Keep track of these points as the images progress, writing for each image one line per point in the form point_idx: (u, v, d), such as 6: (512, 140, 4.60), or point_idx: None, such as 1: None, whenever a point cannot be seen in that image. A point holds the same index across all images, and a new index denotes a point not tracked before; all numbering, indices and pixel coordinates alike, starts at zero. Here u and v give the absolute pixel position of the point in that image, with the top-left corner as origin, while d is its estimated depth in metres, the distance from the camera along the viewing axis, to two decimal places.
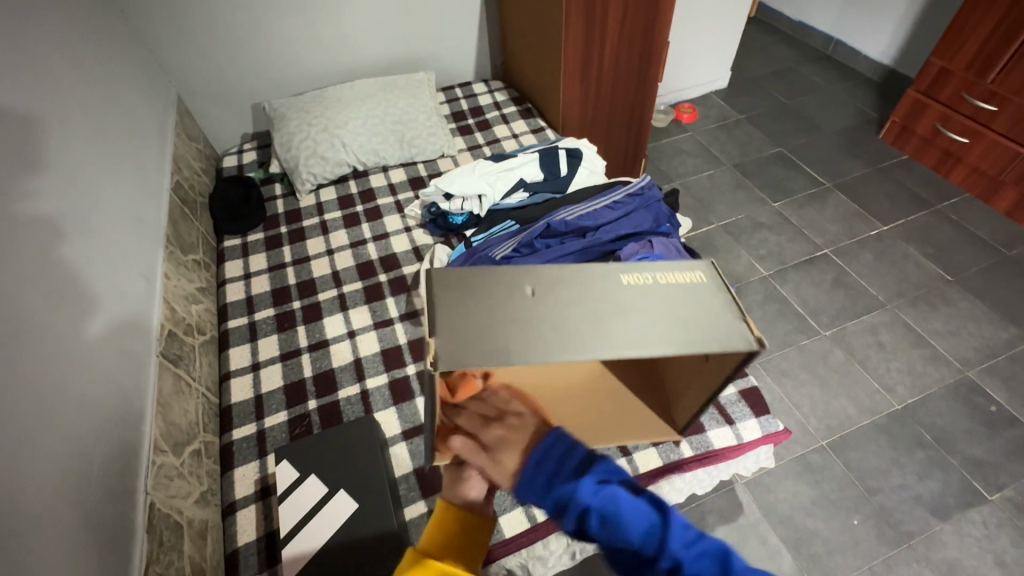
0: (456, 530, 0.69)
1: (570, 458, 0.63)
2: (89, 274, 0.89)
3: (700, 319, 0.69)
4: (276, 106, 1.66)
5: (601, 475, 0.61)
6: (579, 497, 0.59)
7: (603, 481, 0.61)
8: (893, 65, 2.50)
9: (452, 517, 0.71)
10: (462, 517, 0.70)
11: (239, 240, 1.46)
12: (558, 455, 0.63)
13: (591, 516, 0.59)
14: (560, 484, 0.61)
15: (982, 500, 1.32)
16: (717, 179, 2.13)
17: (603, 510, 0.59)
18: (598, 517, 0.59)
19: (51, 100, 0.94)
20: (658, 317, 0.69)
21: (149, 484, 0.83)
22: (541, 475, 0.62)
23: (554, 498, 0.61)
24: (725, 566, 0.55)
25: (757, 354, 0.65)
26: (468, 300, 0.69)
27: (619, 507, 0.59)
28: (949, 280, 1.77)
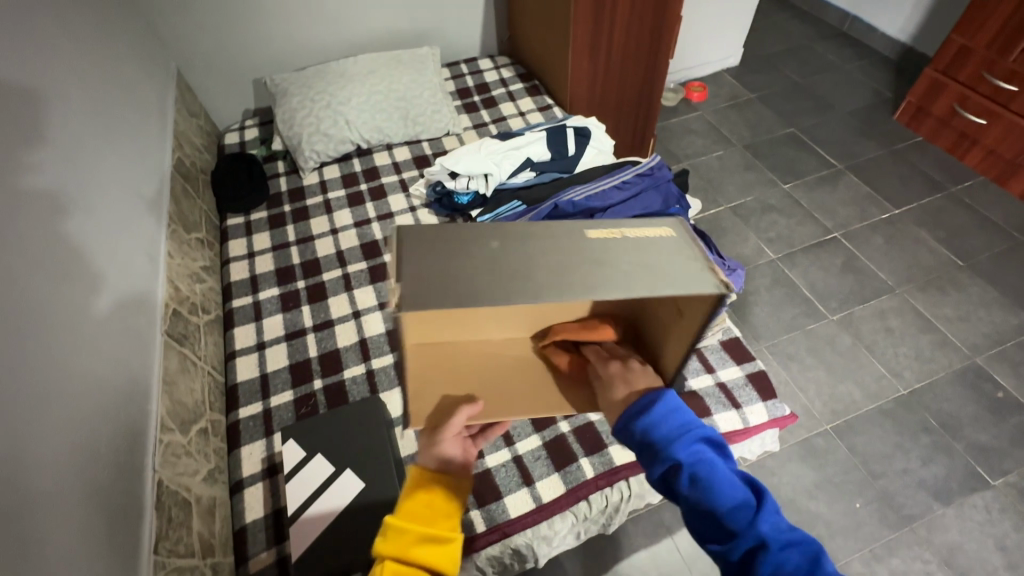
0: (437, 498, 0.68)
1: (677, 416, 0.62)
2: (94, 252, 0.88)
3: (665, 264, 0.61)
4: (278, 82, 1.62)
5: (704, 439, 0.60)
6: (676, 447, 0.59)
7: (704, 448, 0.60)
8: (911, 43, 2.43)
9: (431, 484, 0.69)
10: (439, 484, 0.69)
11: (242, 218, 1.44)
12: (663, 409, 0.62)
13: (684, 470, 0.58)
14: (661, 431, 0.61)
15: (985, 486, 1.32)
16: (727, 160, 2.09)
17: (697, 471, 0.58)
18: (689, 473, 0.58)
19: (50, 72, 0.91)
20: (618, 261, 0.61)
21: (156, 462, 0.83)
22: (642, 419, 0.62)
23: (649, 441, 0.61)
24: (819, 567, 0.51)
25: (725, 297, 0.57)
26: (421, 248, 0.62)
27: (715, 471, 0.57)
28: (961, 265, 1.74)
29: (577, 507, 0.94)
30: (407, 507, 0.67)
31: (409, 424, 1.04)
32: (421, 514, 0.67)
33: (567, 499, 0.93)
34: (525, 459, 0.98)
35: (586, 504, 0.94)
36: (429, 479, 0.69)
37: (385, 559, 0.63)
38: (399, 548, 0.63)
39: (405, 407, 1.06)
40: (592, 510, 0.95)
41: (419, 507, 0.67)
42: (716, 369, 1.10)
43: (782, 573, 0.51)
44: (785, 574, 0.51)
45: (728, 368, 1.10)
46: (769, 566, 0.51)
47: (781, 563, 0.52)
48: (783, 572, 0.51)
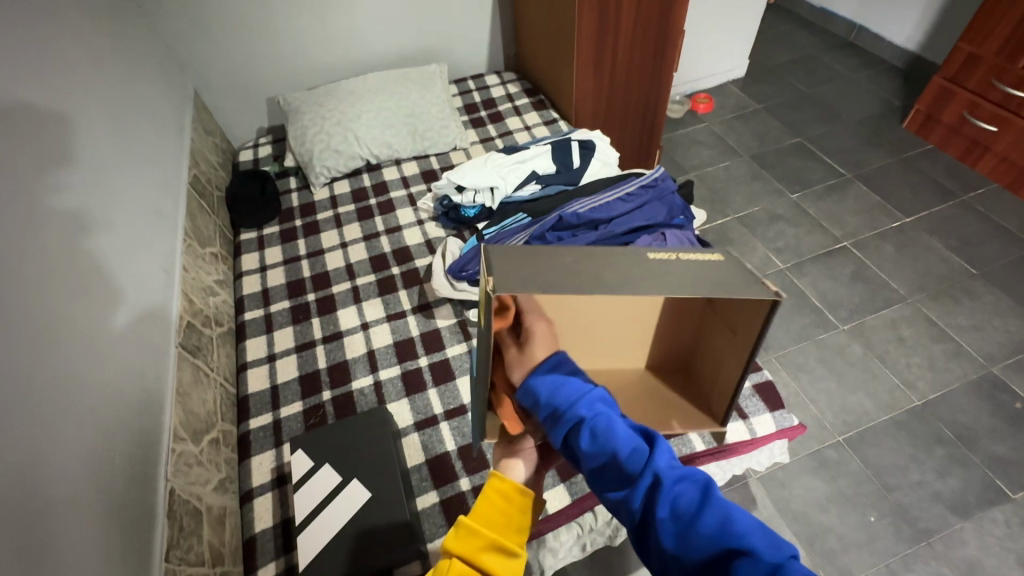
0: (513, 513, 0.65)
1: (571, 381, 0.64)
2: (113, 267, 0.91)
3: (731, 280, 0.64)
4: (291, 101, 1.67)
5: (601, 398, 0.62)
6: (574, 407, 0.60)
7: (601, 403, 0.61)
8: (918, 52, 2.43)
9: (507, 493, 0.66)
10: (516, 496, 0.66)
11: (255, 233, 1.48)
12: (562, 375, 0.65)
13: (581, 426, 0.59)
14: (558, 396, 0.62)
15: (1004, 499, 1.29)
16: (733, 170, 2.10)
17: (593, 423, 0.58)
18: (586, 428, 0.58)
19: (75, 96, 0.96)
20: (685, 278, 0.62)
21: (169, 471, 0.85)
22: (547, 386, 0.64)
23: (547, 407, 0.62)
24: (710, 492, 0.50)
25: (776, 304, 0.59)
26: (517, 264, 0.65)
27: (610, 421, 0.58)
28: (974, 273, 1.72)
29: (583, 518, 0.95)
30: (481, 510, 0.65)
31: (416, 435, 1.05)
32: (493, 524, 0.64)
33: (572, 510, 0.93)
34: None
35: (591, 515, 0.95)
36: (507, 487, 0.66)
37: (453, 557, 0.61)
38: (468, 551, 0.61)
39: (412, 418, 1.08)
40: (597, 521, 0.95)
41: (493, 516, 0.65)
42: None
43: (679, 506, 0.50)
44: (679, 506, 0.50)
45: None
46: (665, 500, 0.50)
47: (676, 497, 0.50)
48: (678, 502, 0.50)
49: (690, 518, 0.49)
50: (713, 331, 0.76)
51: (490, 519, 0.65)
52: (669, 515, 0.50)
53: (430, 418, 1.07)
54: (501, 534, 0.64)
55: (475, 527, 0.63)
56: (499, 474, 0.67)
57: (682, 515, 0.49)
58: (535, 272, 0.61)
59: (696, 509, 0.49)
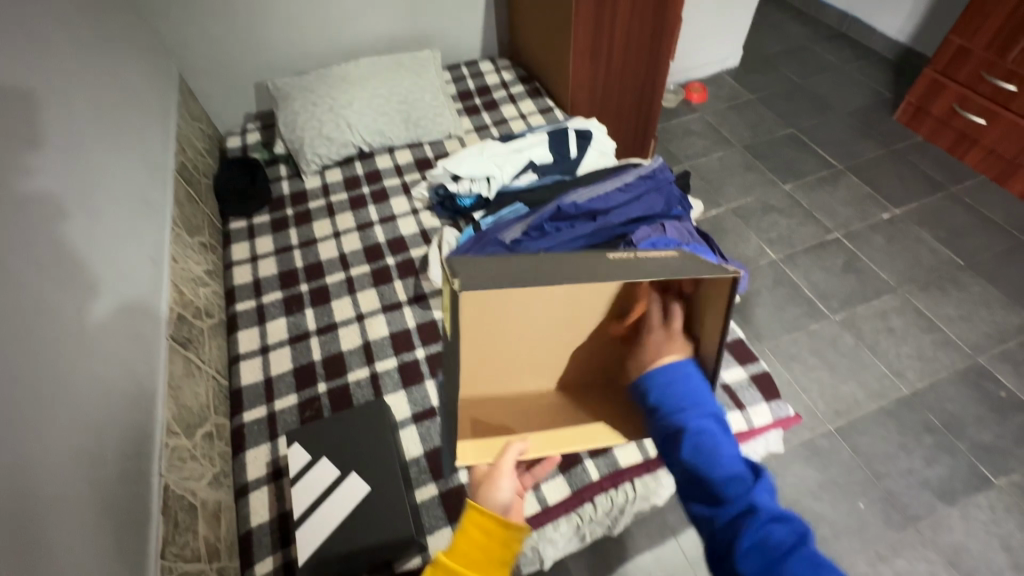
0: (491, 546, 0.62)
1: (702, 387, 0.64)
2: (99, 257, 0.88)
3: (690, 266, 0.64)
4: (279, 86, 1.62)
5: (713, 415, 0.62)
6: (683, 414, 0.61)
7: (713, 423, 0.61)
8: (909, 44, 2.44)
9: (486, 525, 0.63)
10: (496, 528, 0.63)
11: (244, 222, 1.45)
12: (678, 371, 0.64)
13: (684, 437, 0.59)
14: (670, 398, 0.63)
15: (989, 485, 1.32)
16: (727, 161, 2.10)
17: (699, 439, 0.59)
18: (689, 439, 0.59)
19: (55, 80, 0.92)
20: (644, 267, 0.62)
21: (162, 467, 0.83)
22: (661, 388, 0.64)
23: (660, 407, 0.63)
24: (803, 542, 0.52)
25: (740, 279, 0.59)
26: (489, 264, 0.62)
27: (716, 441, 0.59)
28: (962, 265, 1.75)
29: (582, 509, 0.95)
30: (458, 544, 0.63)
31: (414, 427, 1.04)
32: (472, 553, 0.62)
33: (572, 501, 0.95)
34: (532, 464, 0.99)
35: (592, 507, 0.95)
36: (485, 520, 0.63)
37: None
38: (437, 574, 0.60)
39: (409, 410, 1.06)
40: (598, 512, 0.96)
41: (468, 548, 0.62)
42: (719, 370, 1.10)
43: (767, 543, 0.52)
44: (767, 544, 0.51)
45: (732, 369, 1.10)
46: (753, 532, 0.52)
47: (766, 533, 0.52)
48: (767, 540, 0.52)
49: (776, 557, 0.51)
50: (688, 330, 0.74)
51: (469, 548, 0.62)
52: (755, 548, 0.51)
53: (429, 410, 1.06)
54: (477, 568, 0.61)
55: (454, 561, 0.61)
56: (477, 507, 0.64)
57: (770, 554, 0.51)
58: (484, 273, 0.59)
59: (785, 551, 0.51)
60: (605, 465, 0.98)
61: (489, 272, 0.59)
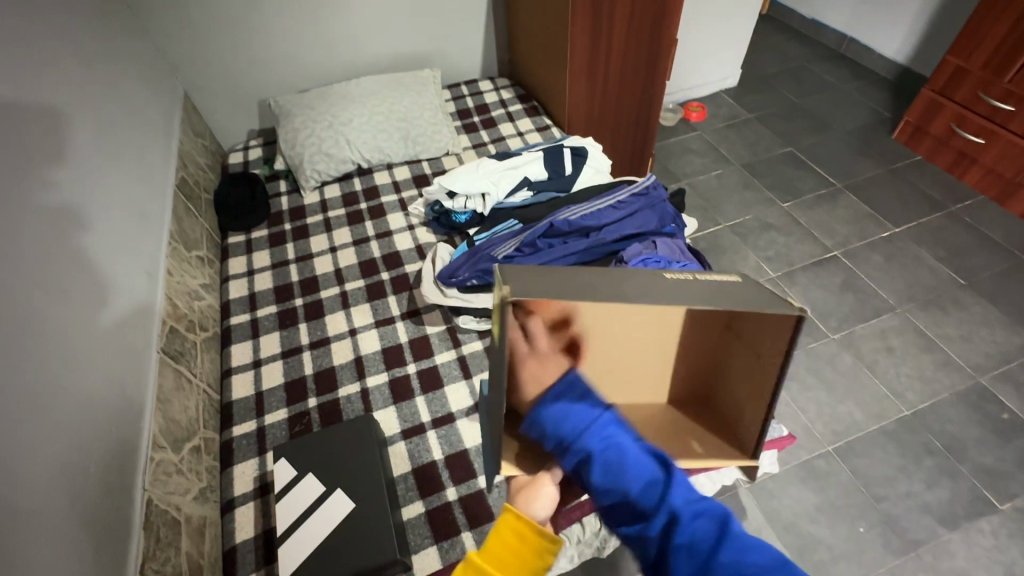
0: (527, 554, 0.59)
1: (583, 400, 0.66)
2: (93, 271, 0.89)
3: (750, 298, 0.63)
4: (281, 103, 1.65)
5: (611, 424, 0.64)
6: (580, 439, 0.62)
7: (615, 431, 0.63)
8: (907, 64, 2.46)
9: (520, 530, 0.61)
10: (531, 535, 0.60)
11: (243, 236, 1.46)
12: (564, 399, 0.66)
13: (594, 460, 0.60)
14: (565, 425, 0.64)
15: (992, 510, 1.29)
16: (725, 179, 2.11)
17: (606, 458, 0.60)
18: (595, 462, 0.60)
19: (61, 97, 0.94)
20: (703, 293, 0.62)
21: (146, 480, 0.83)
22: (555, 415, 0.65)
23: (554, 436, 0.64)
24: (726, 529, 0.54)
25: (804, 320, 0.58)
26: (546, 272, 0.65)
27: (623, 452, 0.61)
28: (962, 284, 1.73)
29: (571, 529, 0.96)
30: (490, 549, 0.60)
31: (403, 443, 1.04)
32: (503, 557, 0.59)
33: (562, 521, 0.93)
34: None
35: (579, 527, 0.96)
36: (523, 528, 0.60)
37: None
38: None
39: (399, 426, 1.06)
40: (586, 532, 0.96)
41: (505, 554, 0.59)
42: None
43: (695, 541, 0.53)
44: (697, 544, 0.53)
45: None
46: (681, 534, 0.54)
47: (693, 534, 0.54)
48: (694, 540, 0.53)
49: (706, 556, 0.52)
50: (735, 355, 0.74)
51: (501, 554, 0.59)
52: (684, 546, 0.53)
53: (418, 426, 1.06)
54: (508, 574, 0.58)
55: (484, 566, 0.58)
56: (511, 510, 0.62)
57: (698, 552, 0.53)
58: (542, 283, 0.61)
59: (712, 544, 0.53)
60: None
61: (542, 284, 0.60)
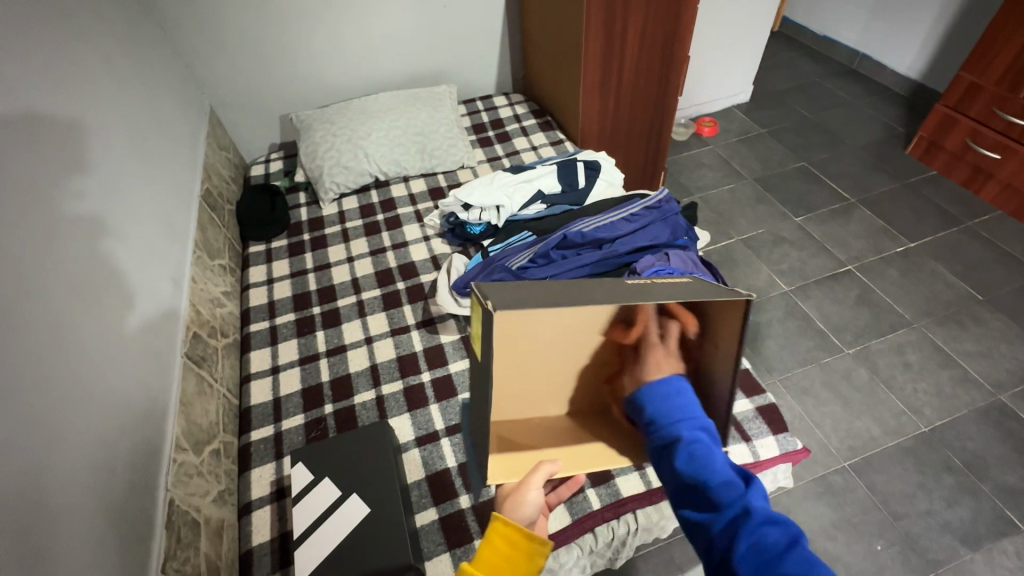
0: (514, 556, 0.62)
1: (683, 399, 0.66)
2: (124, 278, 0.93)
3: (703, 293, 0.67)
4: (303, 118, 1.71)
5: (705, 428, 0.63)
6: (673, 426, 0.63)
7: (706, 436, 0.62)
8: (920, 80, 2.46)
9: (511, 537, 0.64)
10: (523, 541, 0.63)
11: (263, 246, 1.50)
12: (669, 389, 0.66)
13: (678, 447, 0.60)
14: (662, 410, 0.65)
15: (1016, 530, 1.26)
16: (737, 193, 2.12)
17: (691, 448, 0.60)
18: (681, 448, 0.60)
19: (95, 111, 0.99)
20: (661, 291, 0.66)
21: (169, 481, 0.85)
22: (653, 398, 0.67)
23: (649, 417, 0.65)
24: (797, 545, 0.49)
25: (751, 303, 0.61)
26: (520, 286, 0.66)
27: (709, 450, 0.59)
28: (980, 299, 1.71)
29: (583, 539, 0.94)
30: (483, 556, 0.63)
31: (416, 450, 1.05)
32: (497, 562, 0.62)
33: (573, 530, 0.92)
34: None
35: (591, 537, 0.95)
36: (512, 532, 0.64)
37: None
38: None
39: (413, 433, 1.07)
40: (598, 543, 0.95)
41: (491, 558, 0.63)
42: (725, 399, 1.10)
43: (761, 545, 0.50)
44: (763, 544, 0.50)
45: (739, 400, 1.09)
46: (747, 535, 0.50)
47: (759, 536, 0.50)
48: (761, 542, 0.50)
49: (771, 558, 0.49)
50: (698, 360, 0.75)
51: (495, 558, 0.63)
52: (749, 546, 0.50)
53: (432, 434, 1.07)
54: None
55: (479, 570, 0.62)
56: (502, 518, 0.64)
57: (763, 553, 0.49)
58: (518, 293, 0.62)
59: (781, 551, 0.49)
60: (607, 495, 0.96)
61: (517, 294, 0.61)
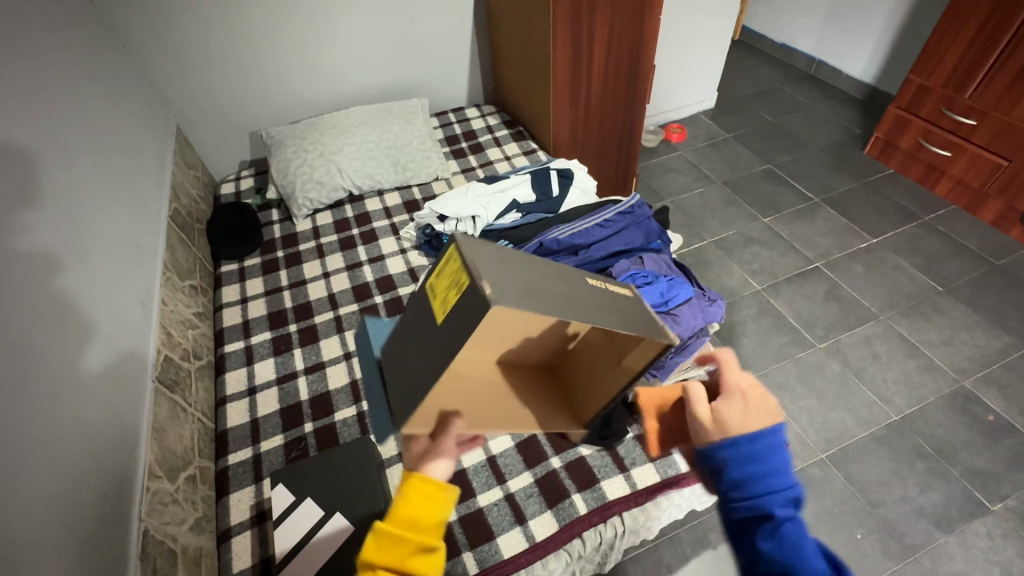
0: (431, 505, 0.64)
1: (776, 463, 0.59)
2: (89, 301, 0.90)
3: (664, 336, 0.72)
4: (273, 135, 1.69)
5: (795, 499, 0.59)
6: (762, 499, 0.58)
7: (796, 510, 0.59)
8: (874, 83, 2.58)
9: (425, 490, 0.65)
10: (433, 492, 0.65)
11: (236, 264, 1.47)
12: (761, 454, 0.60)
13: (767, 524, 0.58)
14: (748, 479, 0.59)
15: (986, 511, 1.31)
16: (708, 196, 2.17)
17: (782, 528, 0.57)
18: (771, 526, 0.57)
19: (54, 133, 0.96)
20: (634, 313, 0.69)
21: (143, 510, 0.82)
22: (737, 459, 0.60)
23: (732, 480, 0.60)
24: None
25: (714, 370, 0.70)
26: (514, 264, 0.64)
27: (802, 530, 0.57)
28: (940, 290, 1.79)
29: (571, 545, 0.94)
30: (396, 513, 0.63)
31: (400, 466, 1.03)
32: (411, 516, 0.63)
33: (560, 537, 0.92)
34: (517, 497, 0.98)
35: (579, 542, 0.94)
36: (423, 486, 0.65)
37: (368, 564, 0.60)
38: (390, 559, 0.60)
39: (397, 447, 1.06)
40: (586, 548, 0.95)
41: (409, 514, 0.63)
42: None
43: None
44: None
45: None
46: None
47: None
48: None
49: None
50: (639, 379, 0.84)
51: (408, 517, 0.63)
52: None
53: None
54: (415, 532, 0.62)
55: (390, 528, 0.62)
56: (415, 474, 0.65)
57: None
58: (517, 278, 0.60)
59: None
60: (592, 500, 0.97)
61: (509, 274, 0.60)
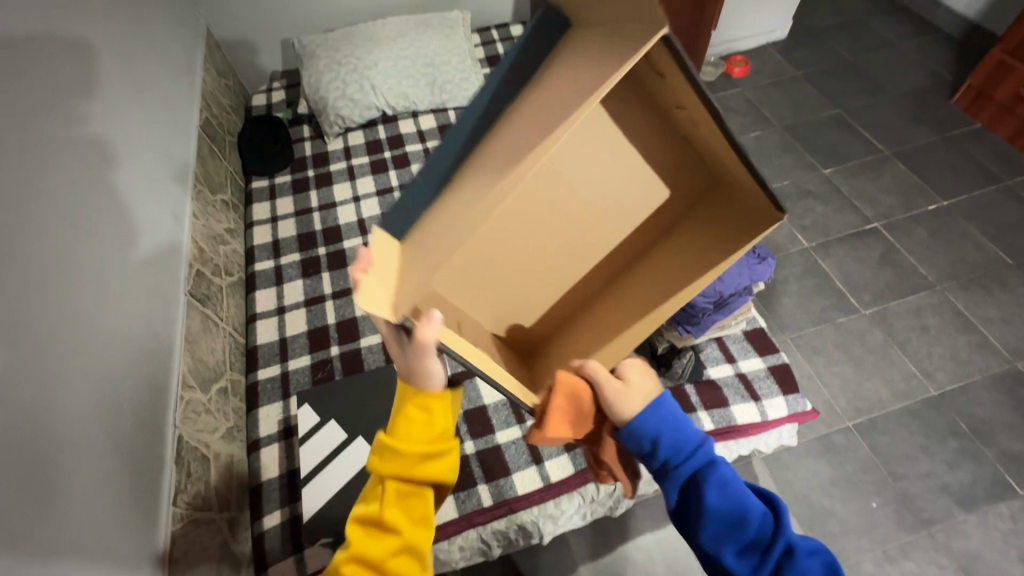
0: (434, 417, 0.62)
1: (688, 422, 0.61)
2: (125, 209, 0.89)
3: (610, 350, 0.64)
4: (305, 43, 1.59)
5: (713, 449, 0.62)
6: (700, 452, 0.60)
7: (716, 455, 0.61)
8: (977, 20, 2.25)
9: (425, 403, 0.62)
10: (433, 404, 0.62)
11: (266, 181, 1.45)
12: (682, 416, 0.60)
13: (711, 477, 0.58)
14: (682, 441, 0.59)
15: (1014, 495, 1.27)
16: (764, 141, 2.00)
17: (722, 475, 0.59)
18: (713, 477, 0.58)
19: (87, 27, 0.91)
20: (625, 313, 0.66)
21: (177, 418, 0.85)
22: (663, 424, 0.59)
23: (667, 451, 0.59)
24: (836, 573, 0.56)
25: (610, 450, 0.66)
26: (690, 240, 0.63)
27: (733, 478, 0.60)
28: (1010, 264, 1.64)
29: (586, 488, 0.94)
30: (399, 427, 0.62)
31: None
32: (415, 431, 0.62)
33: (576, 480, 0.93)
34: None
35: (594, 487, 0.94)
36: (423, 399, 0.62)
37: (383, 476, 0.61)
38: (404, 470, 0.61)
39: None
40: (600, 493, 0.95)
41: (413, 430, 0.62)
42: (706, 366, 1.07)
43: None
44: None
45: (720, 366, 1.07)
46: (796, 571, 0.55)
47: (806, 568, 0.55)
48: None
49: None
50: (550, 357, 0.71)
51: (411, 434, 0.61)
52: None
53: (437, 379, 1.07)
54: (423, 443, 0.62)
55: (395, 447, 0.61)
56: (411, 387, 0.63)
57: None
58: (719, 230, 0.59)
59: None
60: None
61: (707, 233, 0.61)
